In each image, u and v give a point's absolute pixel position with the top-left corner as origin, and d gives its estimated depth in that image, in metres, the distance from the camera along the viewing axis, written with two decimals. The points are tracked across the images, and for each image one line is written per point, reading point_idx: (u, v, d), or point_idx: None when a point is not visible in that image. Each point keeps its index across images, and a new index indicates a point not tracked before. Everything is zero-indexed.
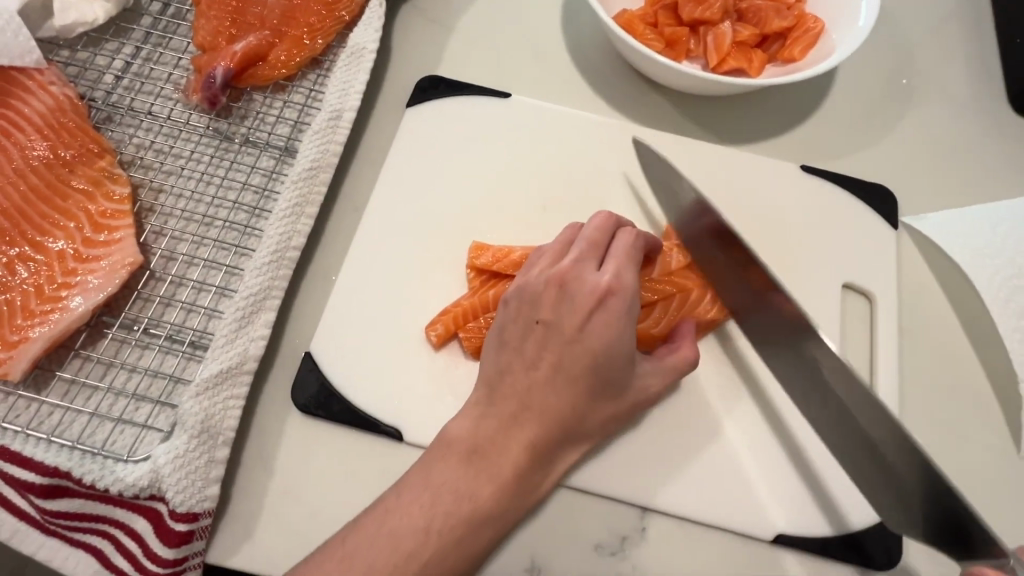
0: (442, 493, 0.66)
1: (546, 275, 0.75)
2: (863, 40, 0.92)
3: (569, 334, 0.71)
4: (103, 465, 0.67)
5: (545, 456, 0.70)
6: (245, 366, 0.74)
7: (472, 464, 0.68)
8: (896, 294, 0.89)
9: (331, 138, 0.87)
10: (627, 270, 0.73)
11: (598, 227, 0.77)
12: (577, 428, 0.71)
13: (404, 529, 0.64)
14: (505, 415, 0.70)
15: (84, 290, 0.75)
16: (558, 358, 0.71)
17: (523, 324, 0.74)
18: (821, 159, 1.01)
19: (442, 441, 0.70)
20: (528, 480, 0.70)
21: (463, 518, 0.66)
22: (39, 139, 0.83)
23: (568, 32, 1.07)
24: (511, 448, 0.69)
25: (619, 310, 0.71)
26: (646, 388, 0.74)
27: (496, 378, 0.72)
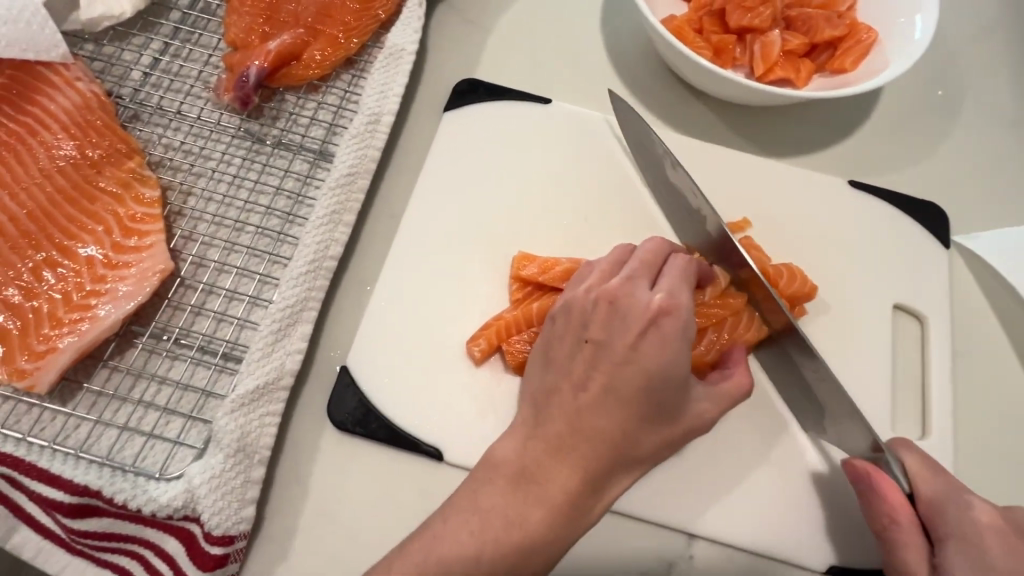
0: (489, 519, 0.61)
1: (595, 292, 0.70)
2: (919, 55, 0.89)
3: (621, 354, 0.65)
4: (134, 484, 0.64)
5: (597, 483, 0.63)
6: (281, 382, 0.71)
7: (519, 488, 0.62)
8: (947, 316, 0.87)
9: (369, 143, 0.83)
10: (682, 290, 0.68)
11: (652, 248, 0.73)
12: (629, 454, 0.64)
13: (451, 556, 0.60)
14: (551, 437, 0.63)
15: (114, 298, 0.72)
16: (609, 379, 0.64)
17: (571, 341, 0.69)
18: (867, 173, 0.98)
19: (487, 463, 0.65)
20: (580, 508, 0.63)
21: (513, 547, 0.60)
22: (65, 137, 0.79)
23: (608, 36, 1.04)
24: (560, 474, 0.62)
25: (674, 330, 0.65)
26: (701, 415, 0.68)
27: (542, 397, 0.67)
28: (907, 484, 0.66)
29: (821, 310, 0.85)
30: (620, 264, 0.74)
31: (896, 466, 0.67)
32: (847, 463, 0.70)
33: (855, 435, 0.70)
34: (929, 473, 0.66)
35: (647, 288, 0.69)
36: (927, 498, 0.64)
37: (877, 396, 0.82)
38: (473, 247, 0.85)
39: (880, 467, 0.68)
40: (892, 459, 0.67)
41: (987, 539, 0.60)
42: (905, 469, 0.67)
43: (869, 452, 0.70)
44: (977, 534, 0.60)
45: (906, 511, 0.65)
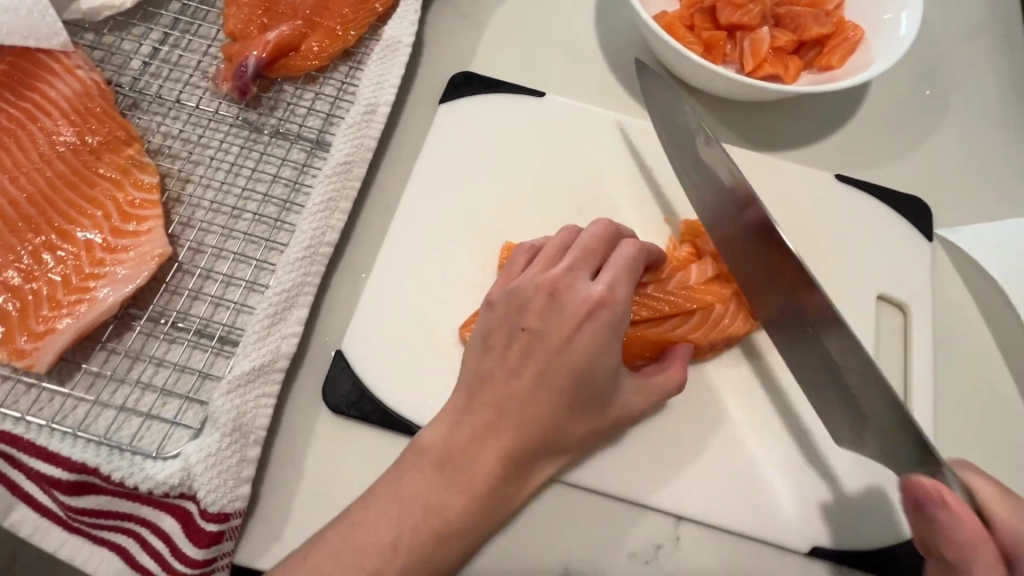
0: (411, 506, 0.63)
1: (536, 281, 0.72)
2: (903, 52, 0.92)
3: (555, 344, 0.68)
4: (132, 462, 0.66)
5: (519, 470, 0.67)
6: (277, 364, 0.72)
7: (443, 474, 0.64)
8: (930, 307, 0.89)
9: (365, 133, 0.85)
10: (622, 283, 0.70)
11: (596, 234, 0.74)
12: (553, 442, 0.68)
13: (369, 545, 0.60)
14: (479, 424, 0.66)
15: (113, 281, 0.73)
16: (541, 369, 0.68)
17: (507, 329, 0.71)
18: (854, 168, 1.00)
19: (413, 449, 0.66)
20: (501, 493, 0.66)
21: (431, 532, 0.62)
22: (65, 123, 0.80)
23: (602, 32, 1.06)
24: (485, 460, 0.65)
25: (608, 322, 0.68)
26: (629, 406, 0.71)
27: (476, 384, 0.69)
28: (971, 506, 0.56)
29: None
30: (563, 250, 0.76)
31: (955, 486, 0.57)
32: (907, 482, 0.56)
33: (871, 419, 0.66)
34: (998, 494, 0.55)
35: (588, 279, 0.72)
36: (999, 523, 0.54)
37: None
38: (468, 235, 0.86)
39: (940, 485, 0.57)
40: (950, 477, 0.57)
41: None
42: (970, 491, 0.56)
43: (870, 433, 0.68)
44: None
45: (987, 542, 0.53)
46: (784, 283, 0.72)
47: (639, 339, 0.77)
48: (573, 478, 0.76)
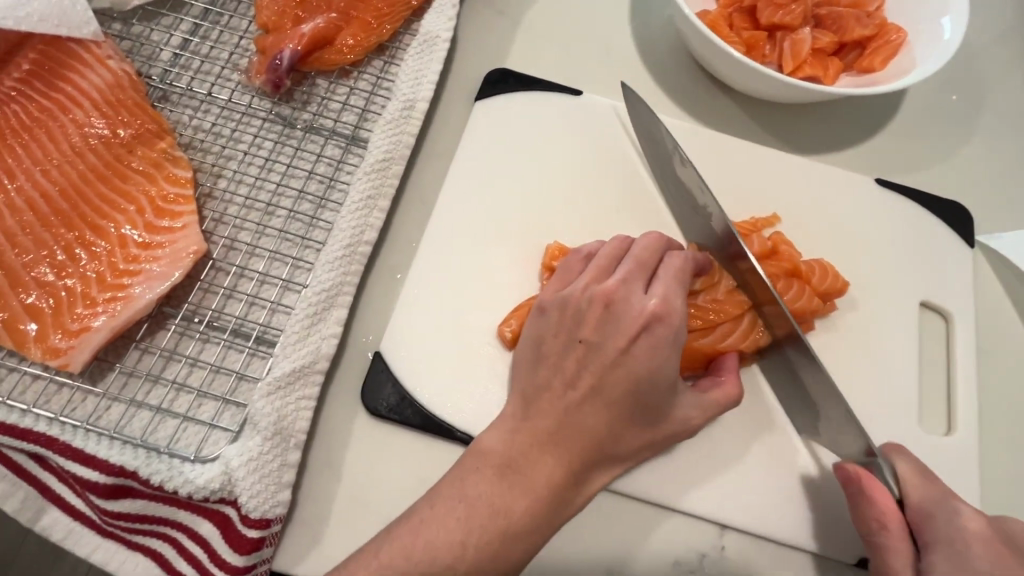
0: (476, 507, 0.60)
1: (591, 291, 0.70)
2: (949, 55, 0.90)
3: (612, 356, 0.66)
4: (170, 465, 0.64)
5: (582, 476, 0.65)
6: (317, 366, 0.70)
7: (505, 478, 0.62)
8: (972, 314, 0.88)
9: (403, 129, 0.83)
10: (676, 296, 0.69)
11: (646, 246, 0.73)
12: (613, 451, 0.66)
13: (439, 542, 0.58)
14: (538, 431, 0.64)
15: (148, 278, 0.71)
16: (598, 378, 0.66)
17: (564, 339, 0.69)
18: (892, 172, 0.99)
19: (473, 453, 0.65)
20: (564, 500, 0.64)
21: (497, 533, 0.60)
22: (96, 115, 0.78)
23: (638, 30, 1.04)
24: (547, 463, 0.63)
25: (665, 336, 0.66)
26: (687, 420, 0.69)
27: (532, 392, 0.67)
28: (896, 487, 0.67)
29: (849, 306, 0.86)
30: (614, 262, 0.74)
31: (887, 471, 0.68)
32: (838, 467, 0.71)
33: (849, 437, 0.70)
34: (919, 478, 0.67)
35: (643, 292, 0.70)
36: (913, 501, 0.65)
37: (904, 391, 0.82)
38: (506, 236, 0.85)
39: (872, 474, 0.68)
40: (884, 465, 0.68)
41: (974, 543, 0.60)
42: (896, 474, 0.68)
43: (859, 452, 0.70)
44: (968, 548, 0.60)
45: (895, 517, 0.65)
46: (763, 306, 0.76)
47: (690, 349, 0.76)
48: (616, 484, 0.74)
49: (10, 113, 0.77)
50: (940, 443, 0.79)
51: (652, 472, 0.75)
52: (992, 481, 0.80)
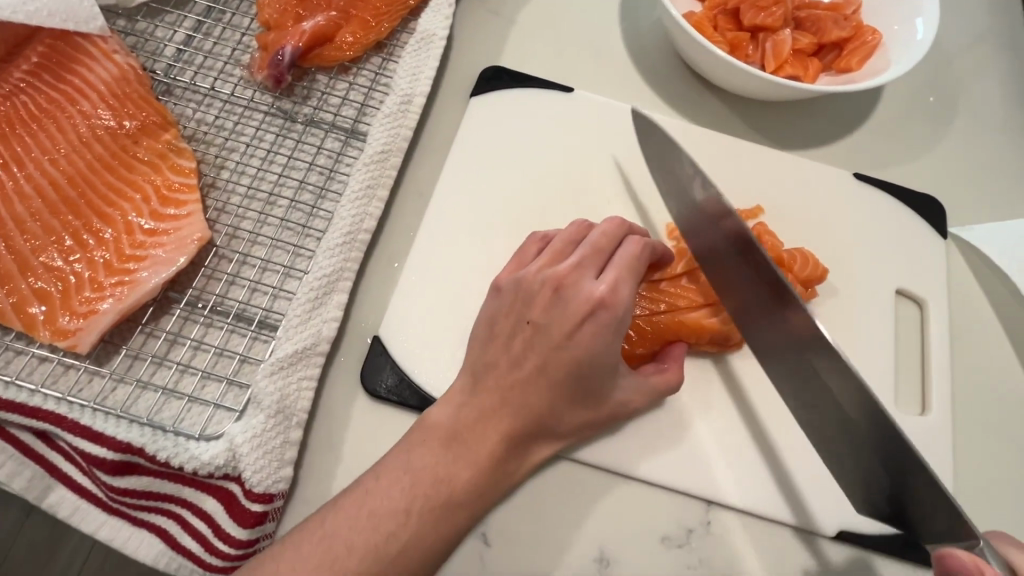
0: (420, 477, 0.64)
1: (544, 274, 0.72)
2: (921, 56, 0.95)
3: (556, 340, 0.68)
4: (176, 443, 0.66)
5: (521, 447, 0.70)
6: (318, 348, 0.73)
7: (449, 450, 0.66)
8: (945, 301, 0.92)
9: (401, 123, 0.87)
10: (625, 283, 0.70)
11: (606, 233, 0.74)
12: (552, 427, 0.70)
13: (384, 509, 0.62)
14: (485, 407, 0.68)
15: (154, 264, 0.73)
16: (543, 362, 0.68)
17: (513, 322, 0.71)
18: (870, 168, 1.04)
19: (421, 426, 0.68)
20: (503, 469, 0.69)
21: (441, 501, 0.64)
22: (103, 106, 0.80)
23: (627, 31, 1.08)
24: (488, 438, 0.67)
25: (609, 323, 0.68)
26: (625, 402, 0.73)
27: (480, 369, 0.70)
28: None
29: (830, 294, 0.90)
30: (572, 245, 0.77)
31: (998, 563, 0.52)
32: (941, 556, 0.52)
33: (832, 419, 0.69)
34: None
35: (593, 278, 0.71)
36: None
37: (881, 374, 0.86)
38: (500, 226, 0.88)
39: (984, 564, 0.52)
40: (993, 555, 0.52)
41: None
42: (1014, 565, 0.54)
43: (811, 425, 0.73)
44: None
45: None
46: (765, 296, 0.72)
47: (679, 322, 0.79)
48: (606, 462, 0.77)
49: (18, 104, 0.79)
50: (915, 422, 0.83)
51: (641, 450, 0.78)
52: (965, 458, 0.84)
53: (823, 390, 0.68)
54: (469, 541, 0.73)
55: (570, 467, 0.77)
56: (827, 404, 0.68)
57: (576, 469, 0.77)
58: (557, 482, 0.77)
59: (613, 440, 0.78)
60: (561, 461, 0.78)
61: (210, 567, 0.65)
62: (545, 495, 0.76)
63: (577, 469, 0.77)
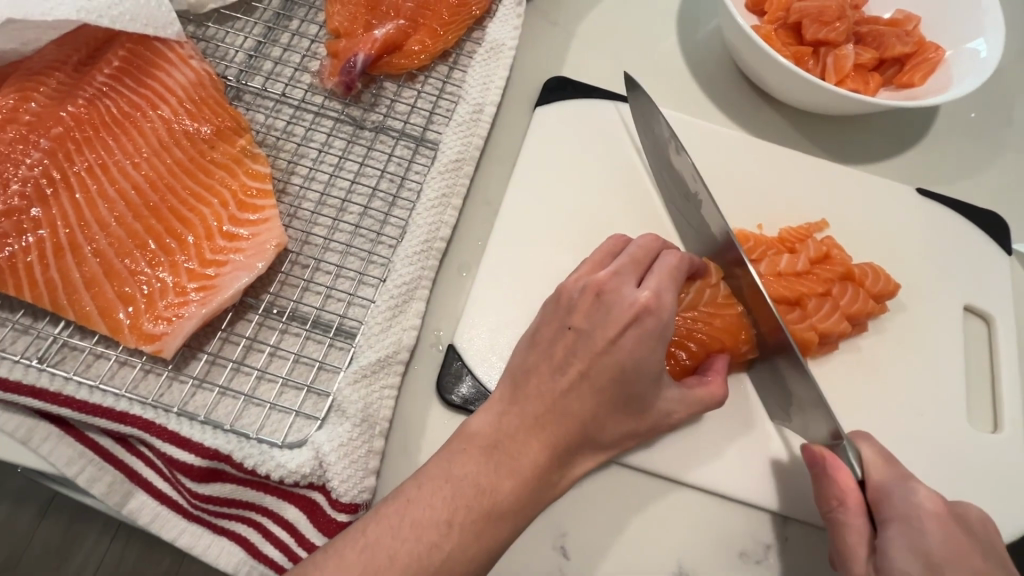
0: (462, 486, 0.61)
1: (583, 282, 0.71)
2: (987, 72, 0.95)
3: (599, 345, 0.66)
4: (261, 450, 0.66)
5: (564, 459, 0.66)
6: (398, 356, 0.73)
7: (491, 459, 0.62)
8: (1013, 317, 0.92)
9: (472, 132, 0.87)
10: (668, 292, 0.69)
11: (643, 246, 0.73)
12: (595, 438, 0.68)
13: (426, 520, 0.58)
14: (527, 414, 0.65)
15: (236, 267, 0.73)
16: (586, 367, 0.66)
17: (554, 327, 0.70)
18: (928, 182, 1.04)
19: (462, 434, 0.65)
20: (546, 480, 0.65)
21: (484, 512, 0.60)
22: (182, 112, 0.80)
23: (685, 42, 1.09)
24: (532, 446, 0.64)
25: (654, 330, 0.66)
26: (668, 413, 0.71)
27: (520, 375, 0.68)
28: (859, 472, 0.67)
29: (898, 308, 0.89)
30: (612, 257, 0.76)
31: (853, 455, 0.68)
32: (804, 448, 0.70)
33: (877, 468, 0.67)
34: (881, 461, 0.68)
35: (633, 286, 0.70)
36: (875, 483, 0.66)
37: (952, 390, 0.85)
38: (569, 235, 0.88)
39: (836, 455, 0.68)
40: (851, 448, 0.68)
41: (929, 522, 0.62)
42: (861, 459, 0.68)
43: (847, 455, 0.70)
44: (923, 524, 0.61)
45: (854, 495, 0.66)
46: None
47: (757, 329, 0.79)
48: (680, 473, 0.77)
49: (101, 107, 0.79)
50: (987, 438, 0.83)
51: (715, 465, 0.77)
52: None
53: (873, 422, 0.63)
54: (547, 553, 0.72)
55: (643, 479, 0.77)
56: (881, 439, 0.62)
57: (649, 482, 0.77)
58: (632, 494, 0.76)
59: (690, 451, 0.78)
60: (635, 473, 0.77)
61: None
62: (621, 506, 0.75)
63: (654, 481, 0.77)
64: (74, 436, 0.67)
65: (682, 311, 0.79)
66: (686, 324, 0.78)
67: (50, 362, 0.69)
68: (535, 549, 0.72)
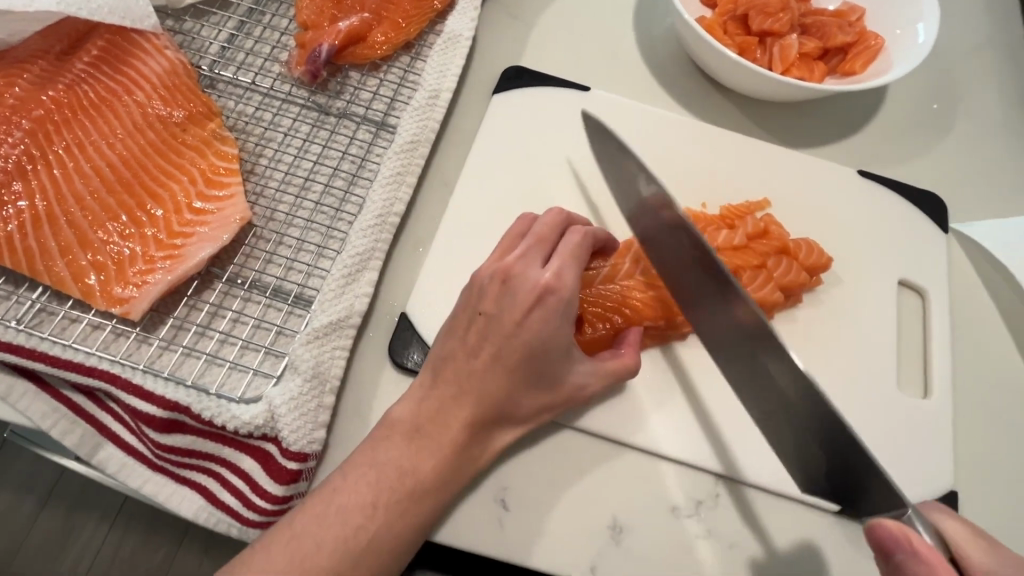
0: (386, 471, 0.67)
1: (492, 268, 0.75)
2: (923, 58, 0.99)
3: (507, 328, 0.71)
4: (218, 403, 0.71)
5: (483, 435, 0.73)
6: (350, 320, 0.78)
7: (412, 442, 0.69)
8: (947, 292, 0.96)
9: (428, 116, 0.93)
10: (570, 270, 0.74)
11: (549, 224, 0.78)
12: (512, 414, 0.73)
13: (351, 505, 0.65)
14: (444, 397, 0.71)
15: (201, 239, 0.78)
16: (497, 351, 0.71)
17: (467, 314, 0.74)
18: (873, 166, 1.08)
19: (385, 423, 0.71)
20: (467, 456, 0.72)
21: (406, 492, 0.67)
22: (155, 97, 0.86)
23: (641, 35, 1.15)
24: (450, 426, 0.70)
25: (557, 307, 0.71)
26: (582, 386, 0.75)
27: (437, 365, 0.73)
28: (946, 554, 0.52)
29: (835, 283, 0.94)
30: (519, 238, 0.80)
31: (928, 532, 0.53)
32: (871, 527, 0.52)
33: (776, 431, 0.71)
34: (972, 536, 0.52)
35: (540, 267, 0.75)
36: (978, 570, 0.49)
37: (884, 360, 0.89)
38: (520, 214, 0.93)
39: (914, 533, 0.52)
40: (920, 520, 0.53)
41: None
42: (942, 534, 0.52)
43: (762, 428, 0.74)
44: None
45: None
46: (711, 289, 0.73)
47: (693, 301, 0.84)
48: (618, 434, 0.81)
49: (80, 92, 0.85)
50: (916, 404, 0.87)
51: (650, 426, 0.82)
52: (967, 441, 0.87)
53: (769, 382, 0.69)
54: (490, 507, 0.77)
55: (582, 439, 0.82)
56: (777, 400, 0.68)
57: (588, 442, 0.82)
58: (572, 453, 0.81)
59: (628, 413, 0.82)
60: (576, 433, 0.82)
61: (248, 521, 0.70)
62: (561, 464, 0.80)
63: (593, 442, 0.82)
64: (47, 392, 0.73)
65: (619, 279, 0.84)
66: (623, 291, 0.83)
67: (28, 324, 0.74)
68: (477, 503, 0.77)
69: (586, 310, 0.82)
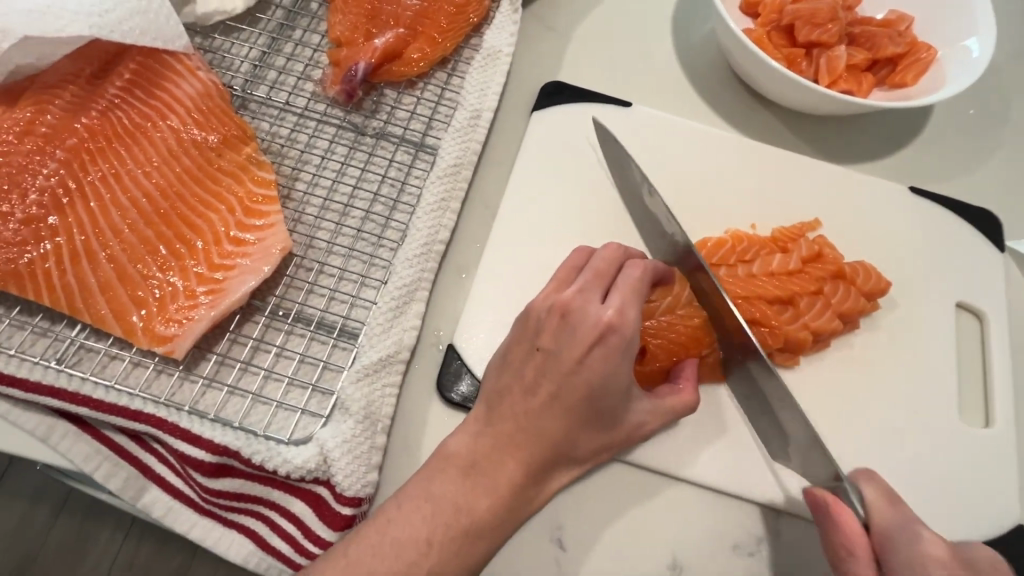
0: (441, 506, 0.64)
1: (549, 302, 0.73)
2: (978, 74, 0.95)
3: (567, 365, 0.69)
4: (268, 446, 0.68)
5: (540, 475, 0.69)
6: (399, 356, 0.76)
7: (468, 478, 0.66)
8: (1005, 314, 0.93)
9: (470, 137, 0.90)
10: (631, 307, 0.71)
11: (607, 258, 0.76)
12: (570, 453, 0.70)
13: (405, 538, 0.62)
14: (500, 434, 0.68)
15: (244, 272, 0.76)
16: (555, 388, 0.69)
17: (524, 348, 0.72)
18: (923, 181, 1.05)
19: (440, 455, 0.68)
20: (524, 496, 0.68)
21: (461, 530, 0.64)
22: (190, 122, 0.83)
23: (681, 45, 1.11)
24: (505, 465, 0.67)
25: (618, 346, 0.69)
26: (641, 424, 0.73)
27: (493, 400, 0.71)
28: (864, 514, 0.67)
29: (890, 306, 0.91)
30: (576, 271, 0.78)
31: (855, 496, 0.68)
32: (807, 491, 0.70)
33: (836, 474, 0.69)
34: (886, 504, 0.67)
35: (599, 301, 0.72)
36: (878, 527, 0.65)
37: (943, 387, 0.87)
38: (565, 238, 0.90)
39: (837, 496, 0.68)
40: (852, 490, 0.68)
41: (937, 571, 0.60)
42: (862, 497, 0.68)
43: (828, 478, 0.71)
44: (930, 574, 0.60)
45: (862, 543, 0.64)
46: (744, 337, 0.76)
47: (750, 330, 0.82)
48: (674, 469, 0.79)
49: (113, 119, 0.82)
50: (978, 434, 0.84)
51: (707, 461, 0.79)
52: None
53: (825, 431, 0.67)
54: (545, 547, 0.74)
55: (638, 474, 0.79)
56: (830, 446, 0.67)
57: (644, 477, 0.79)
58: (627, 490, 0.78)
59: (684, 448, 0.80)
60: (631, 468, 0.79)
61: (300, 567, 0.68)
62: (616, 501, 0.78)
63: (648, 477, 0.79)
64: (90, 434, 0.70)
65: (680, 310, 0.81)
66: (682, 320, 0.80)
67: (67, 363, 0.72)
68: (533, 542, 0.75)
69: (649, 341, 0.78)
